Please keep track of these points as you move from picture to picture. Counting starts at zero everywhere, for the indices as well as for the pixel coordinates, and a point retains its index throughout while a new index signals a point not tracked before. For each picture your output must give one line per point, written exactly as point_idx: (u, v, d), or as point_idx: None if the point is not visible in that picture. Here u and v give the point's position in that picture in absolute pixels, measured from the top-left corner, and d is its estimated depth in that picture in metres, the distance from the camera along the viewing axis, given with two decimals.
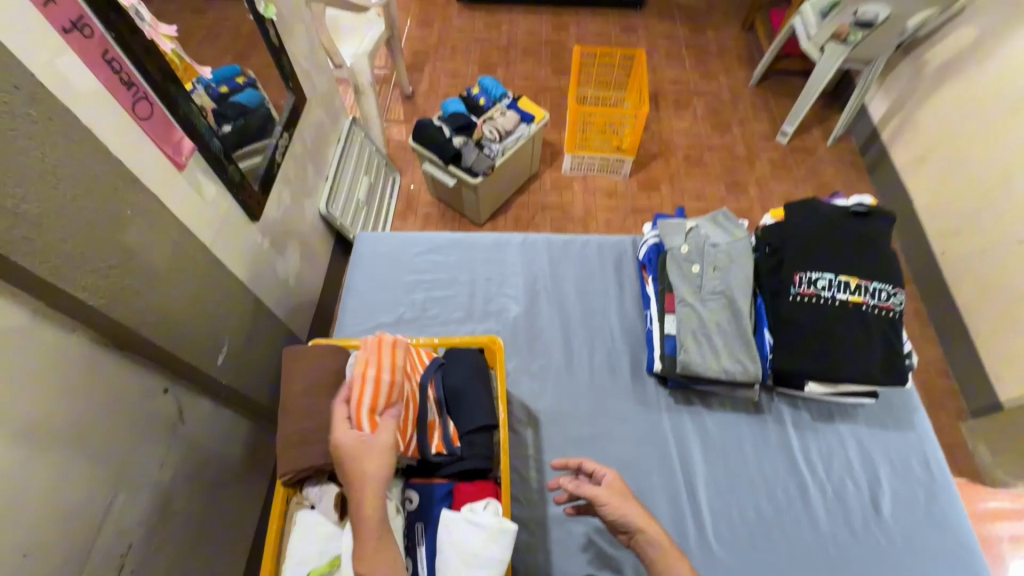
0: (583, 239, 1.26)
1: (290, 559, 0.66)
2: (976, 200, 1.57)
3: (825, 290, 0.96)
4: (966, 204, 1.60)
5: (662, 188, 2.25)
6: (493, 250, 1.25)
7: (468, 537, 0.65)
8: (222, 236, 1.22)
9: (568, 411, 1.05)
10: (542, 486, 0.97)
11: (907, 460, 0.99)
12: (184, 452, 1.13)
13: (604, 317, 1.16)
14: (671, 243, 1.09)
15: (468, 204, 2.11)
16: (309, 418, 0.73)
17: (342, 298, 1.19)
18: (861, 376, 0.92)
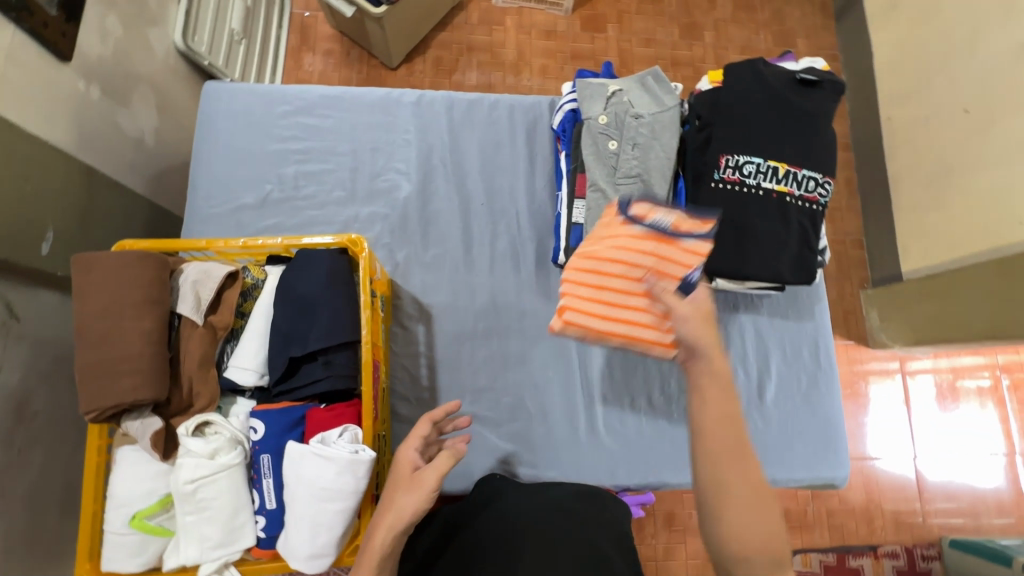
0: (491, 99, 1.05)
1: (112, 500, 0.59)
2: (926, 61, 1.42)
3: (750, 178, 0.84)
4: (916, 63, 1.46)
5: (608, 29, 1.92)
6: (381, 111, 1.02)
7: (317, 471, 0.59)
8: (9, 82, 0.92)
9: (464, 305, 0.96)
10: (433, 382, 0.92)
11: (799, 348, 1.00)
12: (31, 350, 0.98)
13: (510, 197, 1.01)
14: (587, 111, 0.91)
15: (375, 40, 1.74)
16: (112, 344, 0.59)
17: (191, 172, 0.96)
18: (767, 276, 0.85)
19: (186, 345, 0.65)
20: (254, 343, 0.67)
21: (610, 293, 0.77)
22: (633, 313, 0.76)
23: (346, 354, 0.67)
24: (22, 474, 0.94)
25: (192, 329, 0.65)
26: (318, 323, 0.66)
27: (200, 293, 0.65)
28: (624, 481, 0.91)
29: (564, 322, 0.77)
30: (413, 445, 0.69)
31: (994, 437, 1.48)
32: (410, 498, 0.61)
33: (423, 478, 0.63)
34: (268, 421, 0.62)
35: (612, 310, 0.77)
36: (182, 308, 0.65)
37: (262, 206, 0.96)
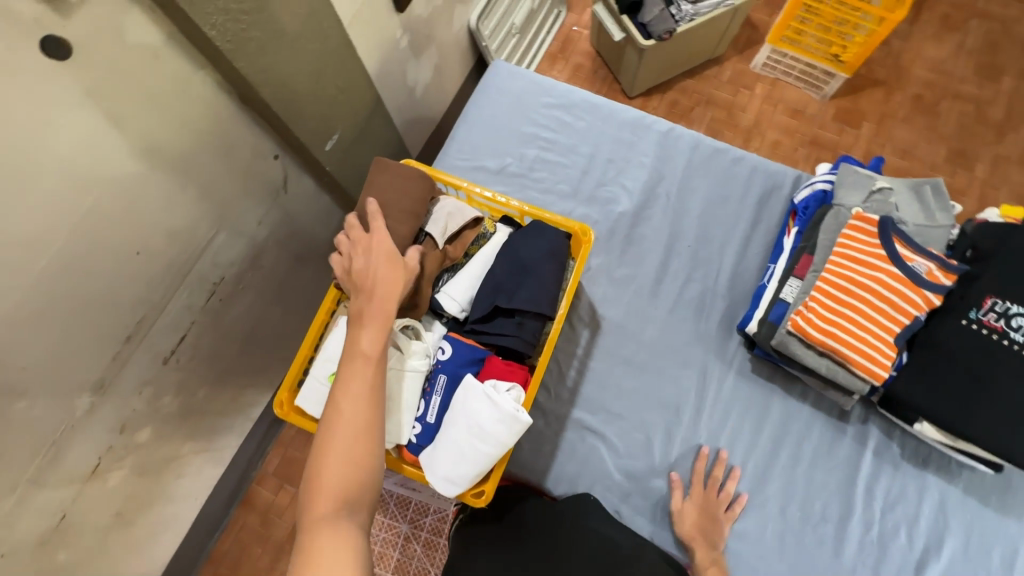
0: (737, 153, 1.05)
1: (323, 356, 0.71)
2: None
3: (1017, 332, 0.73)
4: None
5: (863, 126, 1.79)
6: (630, 130, 1.08)
7: (482, 409, 0.64)
8: (361, 16, 1.14)
9: (632, 330, 0.97)
10: (576, 387, 0.94)
11: (988, 546, 0.83)
12: (281, 217, 1.21)
13: (718, 251, 1.00)
14: (841, 197, 0.87)
15: (626, 68, 1.83)
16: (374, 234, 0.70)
17: (455, 126, 1.11)
18: (993, 445, 0.73)
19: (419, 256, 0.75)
20: (467, 281, 0.75)
21: (851, 312, 0.79)
22: (868, 340, 0.78)
23: (538, 324, 0.72)
24: (232, 305, 1.17)
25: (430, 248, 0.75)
26: (528, 286, 0.72)
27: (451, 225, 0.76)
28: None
29: (807, 324, 0.80)
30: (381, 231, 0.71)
31: None
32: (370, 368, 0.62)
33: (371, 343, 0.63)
34: (455, 349, 0.71)
35: (848, 329, 0.78)
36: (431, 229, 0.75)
37: (497, 174, 1.07)
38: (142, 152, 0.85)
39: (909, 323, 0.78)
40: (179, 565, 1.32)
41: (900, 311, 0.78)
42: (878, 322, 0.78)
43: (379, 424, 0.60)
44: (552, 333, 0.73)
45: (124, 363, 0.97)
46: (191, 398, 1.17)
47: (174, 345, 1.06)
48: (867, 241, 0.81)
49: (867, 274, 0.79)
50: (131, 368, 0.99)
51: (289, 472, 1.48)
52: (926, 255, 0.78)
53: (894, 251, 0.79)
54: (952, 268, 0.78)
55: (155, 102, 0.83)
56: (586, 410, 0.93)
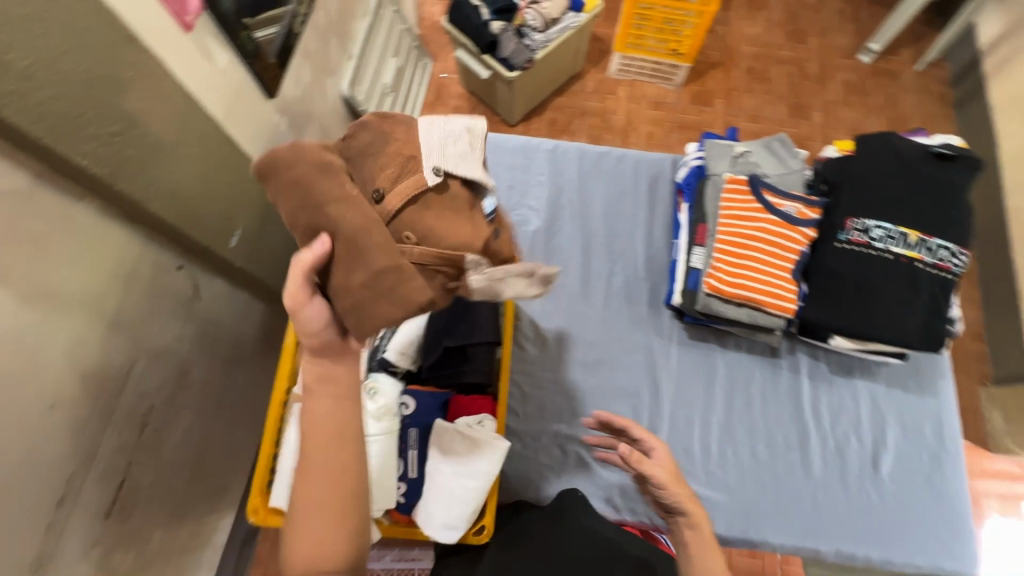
0: (619, 152, 1.16)
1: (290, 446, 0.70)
2: None
3: (879, 241, 0.86)
4: None
5: (716, 103, 2.03)
6: (521, 155, 1.16)
7: (460, 447, 0.66)
8: (234, 111, 1.15)
9: (576, 333, 1.02)
10: (541, 402, 0.98)
11: (920, 424, 0.96)
12: (200, 326, 1.16)
13: (628, 241, 1.09)
14: (715, 168, 0.99)
15: (501, 100, 1.95)
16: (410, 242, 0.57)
17: None
18: (892, 339, 0.85)
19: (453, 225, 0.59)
20: (411, 331, 0.78)
21: (750, 263, 0.89)
22: (772, 282, 0.89)
23: (489, 352, 0.76)
24: (170, 430, 1.10)
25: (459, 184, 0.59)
26: (469, 319, 0.75)
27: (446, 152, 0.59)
28: (721, 531, 0.90)
29: (720, 283, 0.89)
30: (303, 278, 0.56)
31: None
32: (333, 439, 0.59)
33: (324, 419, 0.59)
34: (418, 400, 0.72)
35: (753, 278, 0.89)
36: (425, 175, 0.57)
37: None
38: (36, 299, 0.80)
39: (797, 258, 0.90)
40: None
41: (787, 250, 0.89)
42: (774, 263, 0.89)
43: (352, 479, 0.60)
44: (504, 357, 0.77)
45: (63, 529, 0.89)
46: (146, 545, 1.08)
47: (114, 494, 0.97)
48: (743, 199, 0.93)
49: (752, 227, 0.90)
50: (72, 532, 0.90)
51: None
52: (791, 199, 0.91)
53: (766, 202, 0.91)
54: (814, 202, 0.91)
55: (37, 245, 0.78)
56: (557, 421, 0.97)
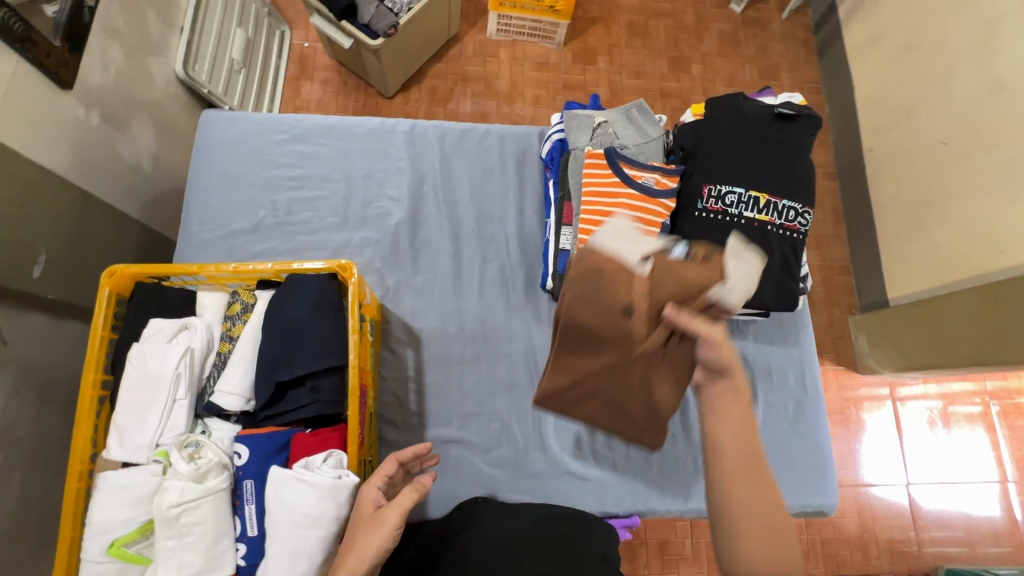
0: (483, 128, 1.08)
1: (91, 527, 0.58)
2: (905, 98, 1.47)
3: (733, 207, 0.87)
4: (895, 100, 1.50)
5: (598, 61, 1.99)
6: (375, 139, 1.05)
7: (300, 495, 0.59)
8: (7, 109, 0.93)
9: (453, 329, 0.97)
10: (421, 408, 0.92)
11: (785, 374, 1.01)
12: (17, 374, 0.98)
13: (500, 224, 1.03)
14: (575, 142, 0.95)
15: (372, 71, 1.78)
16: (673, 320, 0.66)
17: (186, 198, 0.97)
18: (750, 302, 0.87)
19: (677, 309, 0.63)
20: (241, 366, 0.68)
21: None
22: None
23: (334, 379, 0.68)
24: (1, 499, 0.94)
25: (664, 257, 0.65)
26: (306, 344, 0.67)
27: (615, 249, 0.66)
28: (611, 508, 0.91)
29: None
30: (375, 483, 0.61)
31: (986, 464, 1.47)
32: (370, 540, 0.54)
33: (382, 516, 0.56)
34: (252, 446, 0.63)
35: None
36: (636, 266, 0.65)
37: (255, 232, 0.97)
38: None
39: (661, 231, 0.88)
40: None
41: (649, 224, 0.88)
42: None
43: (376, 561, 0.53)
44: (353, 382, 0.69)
45: None
46: None
47: None
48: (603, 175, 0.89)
49: (613, 204, 0.87)
50: None
51: None
52: (649, 170, 0.89)
53: (626, 176, 0.88)
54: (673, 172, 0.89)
55: None
56: (441, 425, 0.92)
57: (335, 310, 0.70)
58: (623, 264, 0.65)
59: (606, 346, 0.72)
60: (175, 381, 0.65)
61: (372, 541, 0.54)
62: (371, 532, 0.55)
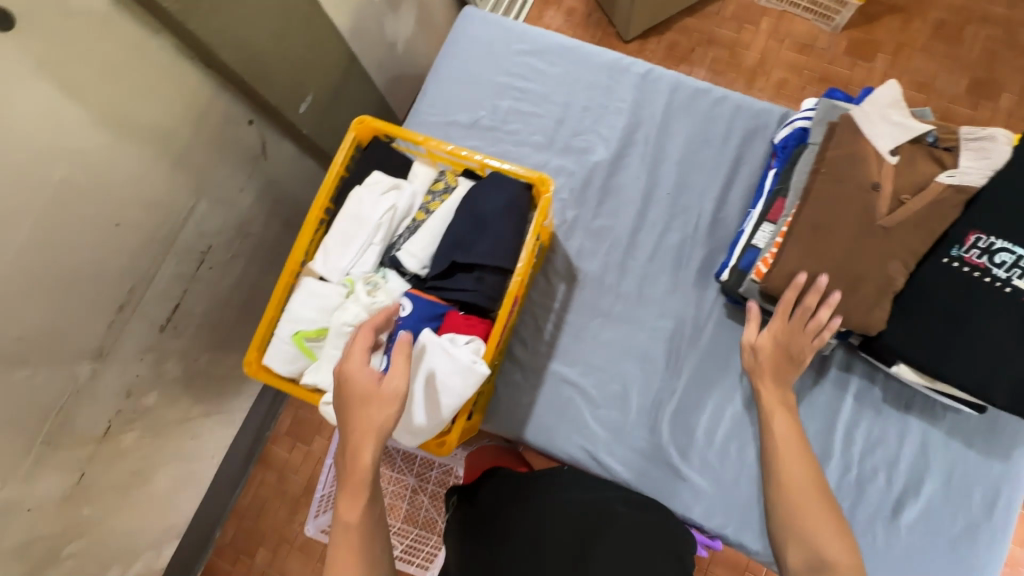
0: (720, 93, 0.99)
1: (287, 315, 0.72)
2: None
3: (1002, 269, 0.69)
4: None
5: (877, 58, 1.67)
6: (607, 74, 1.03)
7: (438, 362, 0.66)
8: None
9: (609, 282, 0.96)
10: (553, 341, 0.95)
11: (969, 486, 0.83)
12: (264, 184, 1.22)
13: (698, 197, 0.97)
14: (813, 136, 0.81)
15: (619, 9, 1.72)
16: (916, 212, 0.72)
17: (426, 81, 1.07)
18: (970, 385, 0.71)
19: (928, 156, 0.74)
20: (426, 238, 0.75)
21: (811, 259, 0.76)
22: None
23: (497, 280, 0.72)
24: (225, 272, 1.22)
25: (912, 144, 0.75)
26: (486, 239, 0.71)
27: (874, 133, 0.75)
28: (696, 517, 0.87)
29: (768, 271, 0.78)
30: (361, 355, 0.62)
31: None
32: (382, 411, 0.60)
33: (387, 388, 0.61)
34: (416, 304, 0.71)
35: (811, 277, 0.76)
36: (888, 155, 0.74)
37: (470, 129, 1.04)
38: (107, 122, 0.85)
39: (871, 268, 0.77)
40: (204, 514, 1.47)
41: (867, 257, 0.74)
42: None
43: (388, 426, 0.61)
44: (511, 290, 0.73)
45: (121, 330, 1.03)
46: (194, 364, 1.25)
47: (169, 314, 1.11)
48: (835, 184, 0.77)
49: None
50: (129, 334, 1.04)
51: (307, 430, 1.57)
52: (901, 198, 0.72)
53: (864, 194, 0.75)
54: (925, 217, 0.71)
55: (107, 72, 0.82)
56: (564, 364, 0.94)
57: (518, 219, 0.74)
58: (874, 149, 0.74)
59: (849, 219, 0.73)
60: (375, 228, 0.75)
61: (384, 411, 0.60)
62: (380, 404, 0.61)
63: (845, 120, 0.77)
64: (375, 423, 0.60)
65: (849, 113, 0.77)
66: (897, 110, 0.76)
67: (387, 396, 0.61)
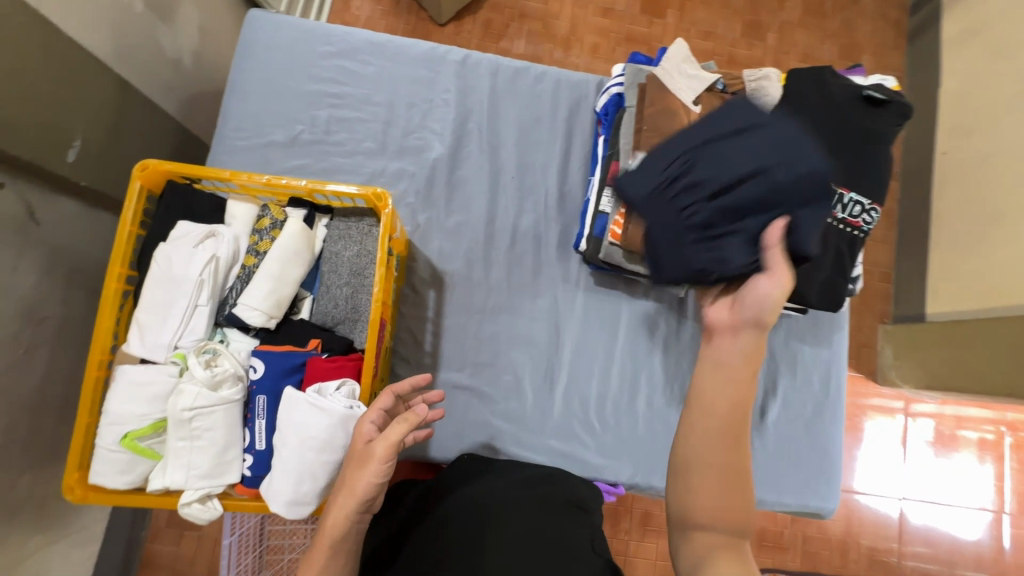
0: (539, 69, 1.01)
1: (106, 416, 0.59)
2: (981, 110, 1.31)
3: None
4: (976, 106, 1.33)
5: (667, 15, 1.82)
6: (424, 65, 0.99)
7: (312, 420, 0.59)
8: None
9: (478, 276, 0.94)
10: (435, 349, 0.91)
11: (810, 374, 0.98)
12: (48, 255, 0.98)
13: (542, 175, 0.98)
14: (628, 100, 0.86)
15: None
16: None
17: (224, 102, 0.94)
18: (791, 295, 0.82)
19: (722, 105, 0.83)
20: (267, 283, 0.67)
21: None
22: None
23: (710, 166, 0.64)
24: (23, 374, 0.95)
25: (707, 95, 0.84)
26: (710, 251, 0.62)
27: (677, 89, 0.83)
28: (623, 478, 0.90)
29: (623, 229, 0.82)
30: (370, 416, 0.58)
31: (981, 489, 1.39)
32: (361, 477, 0.54)
33: (371, 451, 0.54)
34: (268, 362, 0.63)
35: None
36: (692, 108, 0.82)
37: (290, 147, 0.93)
38: None
39: None
40: None
41: None
42: None
43: (373, 487, 0.54)
44: (660, 228, 0.66)
45: None
46: (12, 494, 0.95)
47: None
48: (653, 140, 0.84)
49: None
50: None
51: None
52: None
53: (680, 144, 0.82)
54: None
55: None
56: (453, 369, 0.91)
57: (658, 235, 0.67)
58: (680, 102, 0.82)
59: None
60: (198, 286, 0.65)
61: (365, 477, 0.54)
62: (360, 469, 0.54)
63: (651, 80, 0.84)
64: (355, 492, 0.53)
65: (654, 74, 0.84)
66: (690, 67, 0.85)
67: (376, 477, 0.54)
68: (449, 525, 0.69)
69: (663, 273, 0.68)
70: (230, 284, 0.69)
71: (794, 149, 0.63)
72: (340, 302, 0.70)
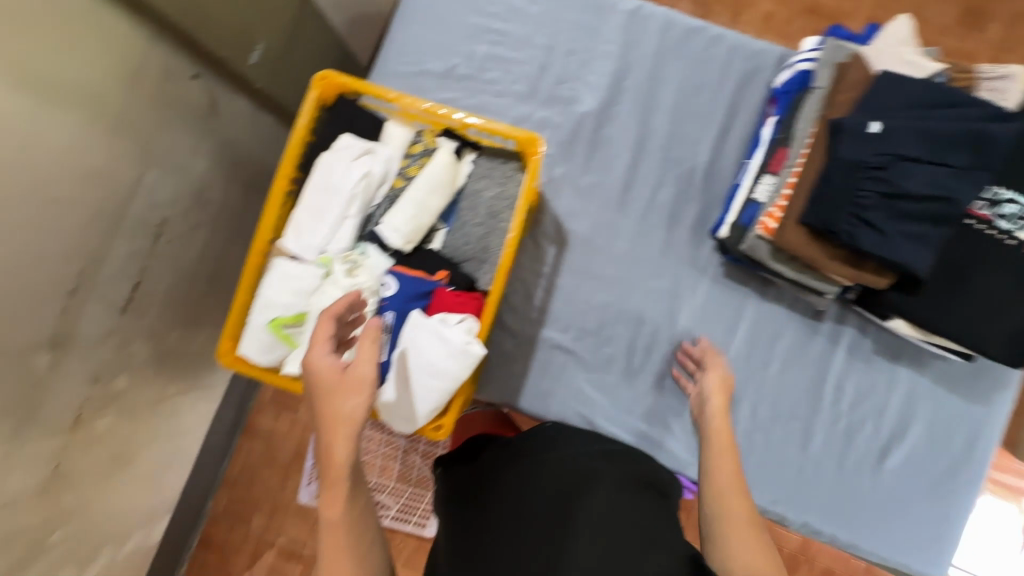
0: (715, 32, 0.92)
1: (260, 299, 0.66)
2: None
3: (1003, 220, 0.69)
4: None
5: None
6: (592, 11, 0.93)
7: (432, 347, 0.62)
8: None
9: (601, 242, 0.91)
10: (544, 306, 0.91)
11: (952, 431, 0.85)
12: (218, 145, 1.06)
13: (692, 148, 0.91)
14: (817, 79, 0.77)
15: None
16: None
17: (392, 25, 0.95)
18: (962, 336, 0.72)
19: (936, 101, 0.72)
20: (410, 208, 0.69)
21: None
22: None
23: (909, 168, 0.67)
24: (186, 245, 1.05)
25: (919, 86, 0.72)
26: (861, 224, 0.68)
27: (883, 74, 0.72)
28: None
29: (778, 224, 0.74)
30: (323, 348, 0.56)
31: None
32: (354, 401, 0.54)
33: (354, 377, 0.54)
34: (401, 283, 0.67)
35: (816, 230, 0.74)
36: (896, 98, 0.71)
37: (445, 78, 0.94)
38: (30, 83, 0.70)
39: None
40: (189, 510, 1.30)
41: None
42: None
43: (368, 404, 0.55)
44: (841, 176, 0.68)
45: (79, 315, 0.85)
46: (164, 342, 1.06)
47: (129, 293, 0.93)
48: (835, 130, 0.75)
49: None
50: (89, 320, 0.87)
51: (284, 399, 1.39)
52: None
53: None
54: None
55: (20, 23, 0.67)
56: (556, 329, 0.90)
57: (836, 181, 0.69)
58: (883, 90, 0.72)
59: None
60: (349, 199, 0.68)
61: (359, 400, 0.54)
62: (349, 394, 0.54)
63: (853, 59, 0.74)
64: (353, 417, 0.53)
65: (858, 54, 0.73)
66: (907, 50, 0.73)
67: (365, 395, 0.54)
68: (532, 488, 0.70)
69: (812, 219, 0.70)
70: (377, 203, 0.72)
71: (967, 183, 0.66)
72: (472, 240, 0.72)
